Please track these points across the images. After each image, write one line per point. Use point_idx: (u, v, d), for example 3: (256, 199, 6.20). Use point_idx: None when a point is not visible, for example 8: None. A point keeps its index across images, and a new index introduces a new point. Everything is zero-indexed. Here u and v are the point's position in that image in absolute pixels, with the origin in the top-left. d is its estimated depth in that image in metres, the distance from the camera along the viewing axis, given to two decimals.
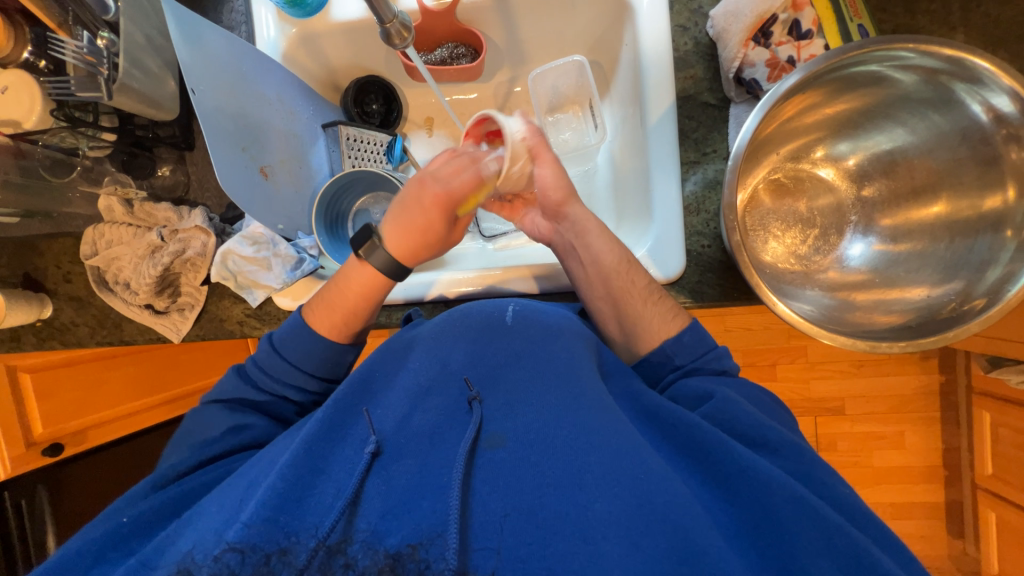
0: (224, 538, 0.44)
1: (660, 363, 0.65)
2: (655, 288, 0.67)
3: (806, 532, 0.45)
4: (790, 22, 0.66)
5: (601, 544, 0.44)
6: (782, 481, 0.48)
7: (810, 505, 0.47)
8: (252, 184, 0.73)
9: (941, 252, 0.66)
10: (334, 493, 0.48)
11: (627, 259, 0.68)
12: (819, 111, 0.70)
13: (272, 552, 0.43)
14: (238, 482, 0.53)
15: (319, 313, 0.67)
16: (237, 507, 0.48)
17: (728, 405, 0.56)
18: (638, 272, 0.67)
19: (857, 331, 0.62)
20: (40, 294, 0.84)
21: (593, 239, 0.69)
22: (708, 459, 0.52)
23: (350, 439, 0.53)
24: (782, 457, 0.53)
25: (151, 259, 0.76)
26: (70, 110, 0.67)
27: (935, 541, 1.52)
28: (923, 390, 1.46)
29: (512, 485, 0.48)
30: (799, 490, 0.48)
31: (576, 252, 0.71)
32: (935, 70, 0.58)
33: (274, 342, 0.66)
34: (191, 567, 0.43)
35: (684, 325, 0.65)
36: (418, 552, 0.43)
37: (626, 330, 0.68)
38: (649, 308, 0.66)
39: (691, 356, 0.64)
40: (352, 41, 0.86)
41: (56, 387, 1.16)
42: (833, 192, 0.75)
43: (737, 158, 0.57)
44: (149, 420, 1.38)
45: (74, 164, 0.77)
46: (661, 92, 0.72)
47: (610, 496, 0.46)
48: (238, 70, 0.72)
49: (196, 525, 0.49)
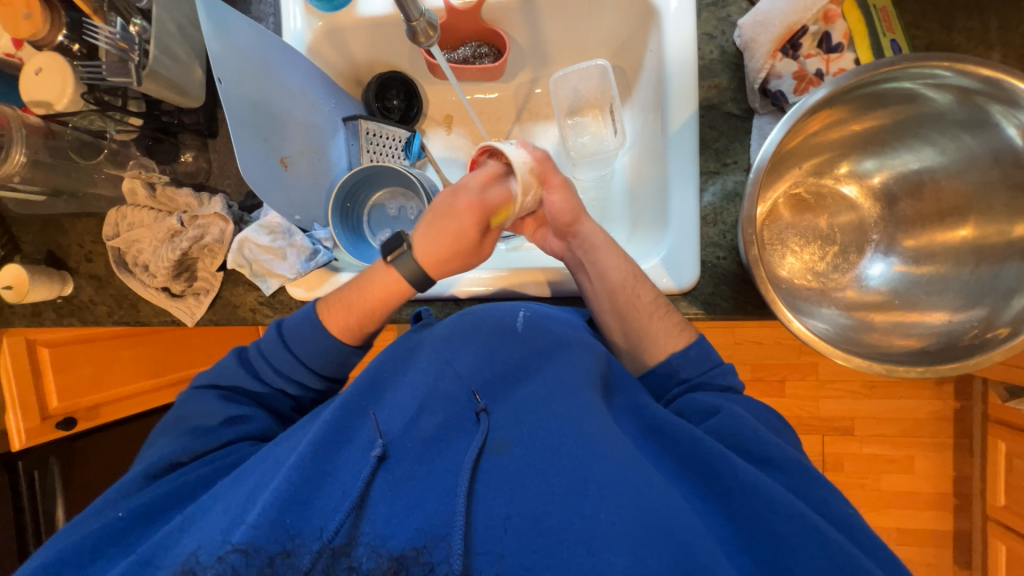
0: (230, 538, 0.45)
1: (668, 376, 0.64)
2: (662, 303, 0.67)
3: (808, 552, 0.45)
4: (820, 34, 0.65)
5: (603, 554, 0.44)
6: (785, 497, 0.48)
7: (814, 526, 0.46)
8: (271, 173, 0.74)
9: (965, 277, 0.64)
10: (340, 494, 0.49)
11: (635, 274, 0.67)
12: (844, 127, 0.68)
13: (277, 553, 0.44)
14: (244, 479, 0.53)
15: (334, 309, 0.66)
16: (246, 504, 0.49)
17: (733, 420, 0.56)
18: (645, 286, 0.67)
19: (873, 354, 0.61)
20: (63, 272, 0.86)
21: (602, 254, 0.68)
22: (713, 475, 0.51)
23: (355, 441, 0.53)
24: (788, 472, 0.52)
25: (170, 243, 0.77)
26: (100, 94, 0.70)
27: (941, 571, 1.48)
28: (936, 415, 1.43)
29: (516, 491, 0.48)
30: (804, 513, 0.47)
31: (586, 269, 0.70)
32: (969, 90, 0.57)
33: (283, 332, 0.67)
34: (197, 568, 0.44)
35: (690, 340, 0.65)
36: (423, 555, 0.44)
37: (632, 342, 0.68)
38: (655, 323, 0.65)
39: (697, 370, 0.64)
40: (377, 36, 0.87)
41: (72, 362, 1.18)
42: (855, 209, 0.73)
43: (759, 171, 0.57)
44: (161, 399, 1.42)
45: (101, 147, 0.80)
46: (684, 102, 0.71)
47: (614, 507, 0.46)
48: (263, 62, 0.73)
49: (204, 520, 0.50)
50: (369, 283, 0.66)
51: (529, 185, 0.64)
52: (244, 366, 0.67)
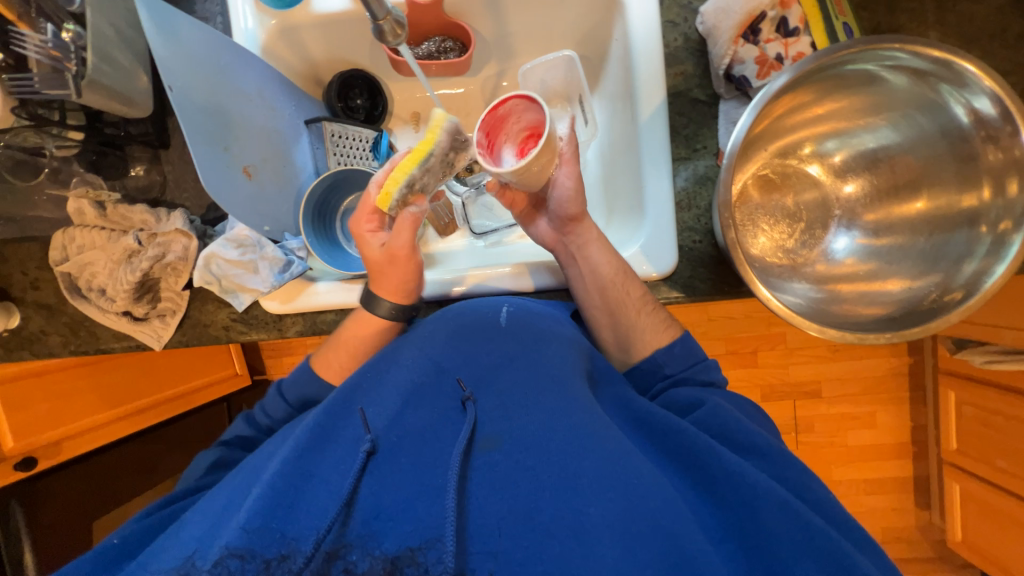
0: (222, 542, 0.44)
1: (654, 371, 0.67)
2: (648, 302, 0.68)
3: (792, 539, 0.47)
4: (778, 19, 0.67)
5: (595, 550, 0.44)
6: (769, 485, 0.50)
7: (798, 512, 0.49)
8: (234, 184, 0.70)
9: (920, 247, 0.68)
10: (327, 494, 0.48)
11: (624, 269, 0.68)
12: (807, 110, 0.71)
13: (272, 558, 0.43)
14: (222, 490, 0.52)
15: (323, 361, 0.69)
16: (222, 518, 0.47)
17: (718, 412, 0.59)
18: (634, 283, 0.68)
19: (845, 324, 0.64)
20: (6, 303, 0.79)
21: (593, 249, 0.69)
22: (699, 466, 0.54)
23: (340, 441, 0.52)
24: (758, 453, 0.56)
25: (127, 265, 0.73)
26: (33, 108, 0.64)
27: (905, 514, 1.61)
28: (892, 372, 1.54)
29: (507, 488, 0.48)
30: (786, 497, 0.49)
31: (576, 262, 0.71)
32: (923, 72, 0.60)
33: (281, 387, 0.69)
34: (192, 571, 0.43)
35: (675, 337, 0.68)
36: (417, 555, 0.44)
37: (620, 338, 0.70)
38: (642, 318, 0.68)
39: (680, 366, 0.67)
40: (334, 34, 0.83)
41: (25, 399, 1.03)
42: (819, 187, 0.77)
43: (731, 156, 0.58)
44: (114, 434, 1.21)
45: (40, 165, 0.73)
46: (652, 89, 0.73)
47: (603, 502, 0.47)
48: (216, 65, 0.69)
49: (178, 538, 0.48)
50: (352, 330, 0.68)
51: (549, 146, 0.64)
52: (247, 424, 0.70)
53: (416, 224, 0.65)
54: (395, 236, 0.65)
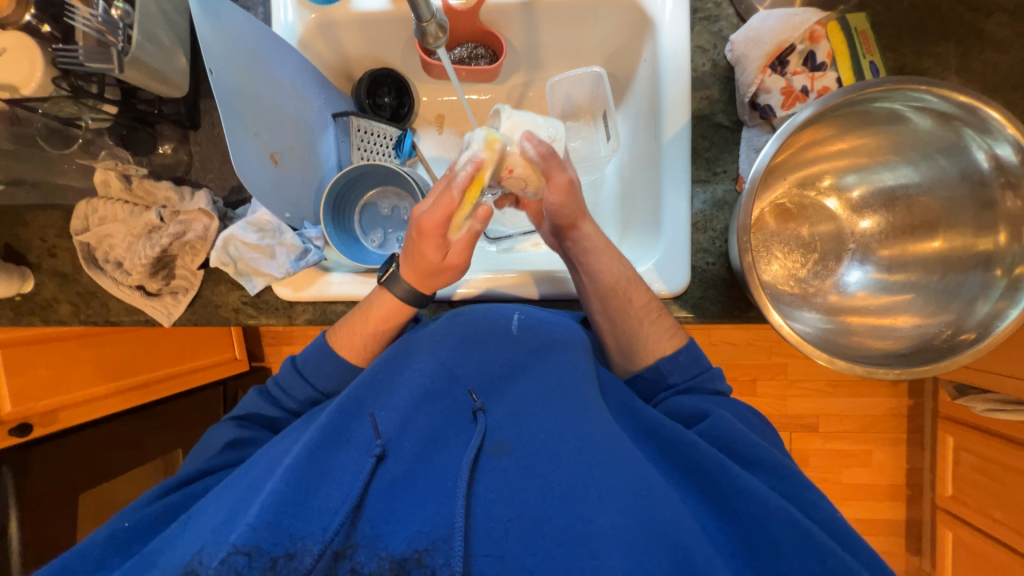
0: (229, 540, 0.43)
1: (658, 380, 0.67)
2: (655, 307, 0.68)
3: (802, 558, 0.47)
4: (806, 53, 0.68)
5: (604, 557, 0.44)
6: (778, 502, 0.50)
7: (809, 532, 0.48)
8: (261, 170, 0.71)
9: (933, 284, 0.69)
10: (339, 495, 0.48)
11: (627, 276, 0.68)
12: (829, 144, 0.73)
13: (279, 556, 0.43)
14: (236, 482, 0.53)
15: (342, 338, 0.68)
16: (237, 509, 0.48)
17: (723, 424, 0.58)
18: (638, 290, 0.68)
19: (855, 357, 0.65)
20: (22, 268, 0.80)
21: (593, 258, 0.68)
22: (708, 480, 0.54)
23: (352, 442, 0.52)
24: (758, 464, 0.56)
25: (148, 239, 0.74)
26: (74, 80, 0.65)
27: (895, 557, 1.59)
28: (892, 412, 1.53)
29: (516, 495, 0.48)
30: (796, 514, 0.49)
31: (578, 271, 0.71)
32: (948, 115, 0.61)
33: (299, 365, 0.68)
34: (199, 568, 0.42)
35: (680, 345, 0.67)
36: (424, 558, 0.44)
37: (622, 345, 0.69)
38: (646, 326, 0.67)
39: (685, 375, 0.66)
40: (369, 32, 0.85)
41: (26, 364, 1.03)
42: (834, 220, 0.77)
43: (753, 183, 0.59)
44: (109, 408, 1.19)
45: (73, 136, 0.75)
46: (678, 110, 0.74)
47: (614, 511, 0.47)
48: (254, 52, 0.71)
49: (188, 532, 0.49)
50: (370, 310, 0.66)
51: (529, 180, 0.67)
52: (263, 396, 0.70)
53: (452, 207, 0.56)
54: (452, 250, 0.61)
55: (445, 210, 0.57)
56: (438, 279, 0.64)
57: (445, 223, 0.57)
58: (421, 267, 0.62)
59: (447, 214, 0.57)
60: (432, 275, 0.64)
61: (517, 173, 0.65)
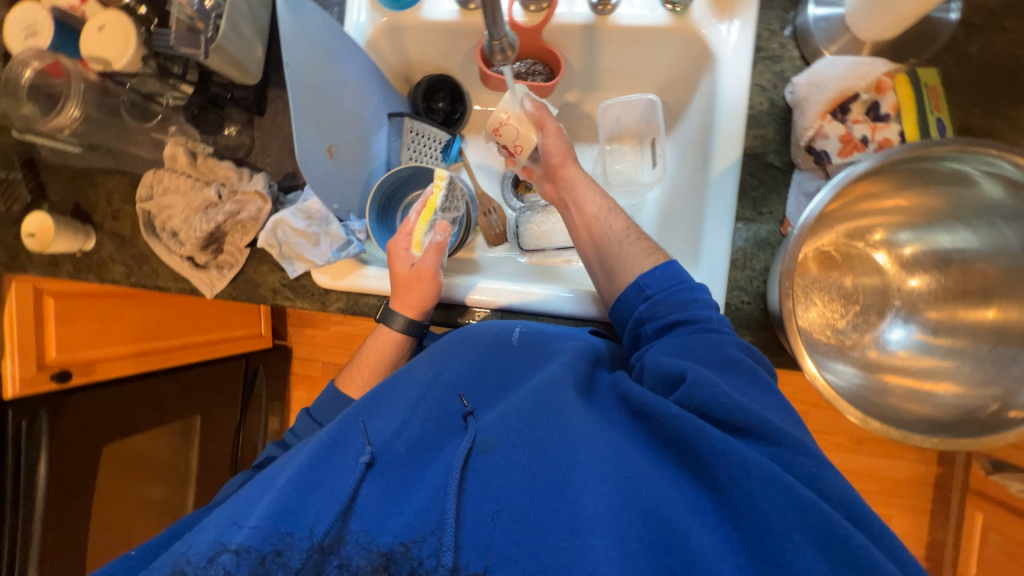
0: (223, 541, 0.46)
1: (637, 295, 0.67)
2: (633, 232, 0.74)
3: (786, 518, 0.43)
4: (870, 103, 0.68)
5: (588, 538, 0.43)
6: (759, 459, 0.46)
7: (794, 489, 0.44)
8: (319, 161, 0.74)
9: (983, 354, 0.66)
10: (331, 498, 0.49)
11: (609, 209, 0.77)
12: (884, 198, 0.71)
13: (268, 553, 0.44)
14: (240, 496, 0.55)
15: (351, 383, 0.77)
16: (238, 514, 0.50)
17: (700, 386, 0.52)
18: (618, 219, 0.76)
19: (890, 418, 0.63)
20: (87, 226, 0.86)
21: (581, 192, 0.79)
22: (690, 450, 0.49)
23: (346, 450, 0.54)
24: (770, 438, 0.49)
25: (204, 214, 0.78)
26: (162, 61, 0.70)
27: None
28: (916, 477, 1.46)
29: (501, 486, 0.48)
30: (777, 470, 0.45)
31: (569, 207, 0.80)
32: (1019, 183, 0.59)
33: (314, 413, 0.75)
34: (187, 568, 0.44)
35: (659, 261, 0.69)
36: (411, 550, 0.43)
37: (607, 271, 0.74)
38: (626, 247, 0.72)
39: (663, 286, 0.66)
40: (434, 40, 0.88)
41: (73, 314, 1.10)
42: (880, 274, 0.75)
43: (803, 229, 0.59)
44: (138, 368, 1.22)
45: (152, 111, 0.80)
46: (730, 146, 0.74)
47: (598, 494, 0.46)
48: (326, 49, 0.74)
49: (190, 540, 0.50)
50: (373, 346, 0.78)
51: (524, 130, 0.79)
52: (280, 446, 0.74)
53: (408, 224, 0.74)
54: (421, 260, 0.73)
55: (407, 229, 0.75)
56: (419, 294, 0.73)
57: (404, 238, 0.75)
58: (402, 285, 0.74)
59: (405, 230, 0.75)
60: (413, 288, 0.73)
61: (513, 122, 0.78)
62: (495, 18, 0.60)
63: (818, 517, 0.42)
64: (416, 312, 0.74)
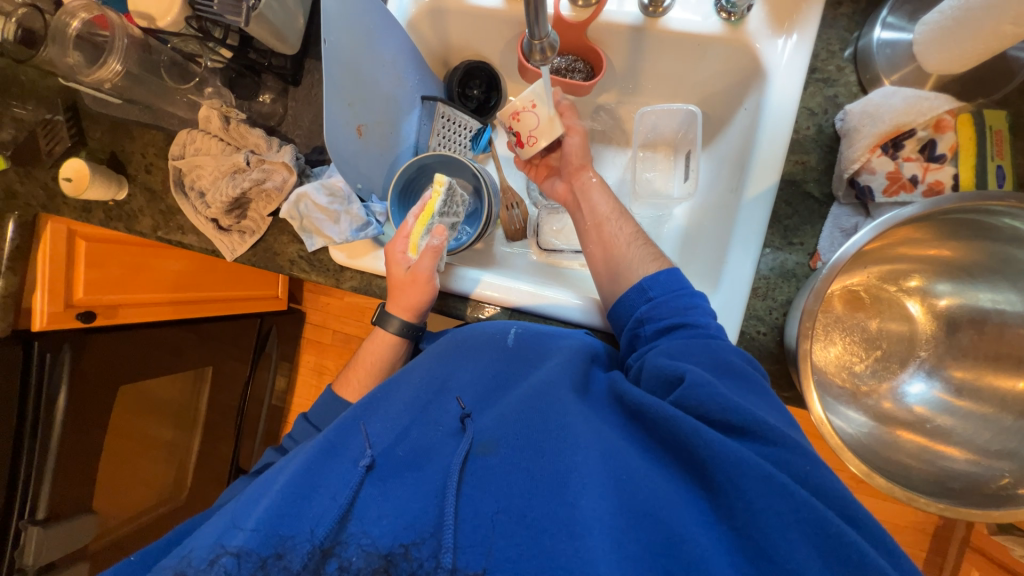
0: (223, 543, 0.45)
1: (639, 296, 0.67)
2: (640, 237, 0.75)
3: (777, 513, 0.42)
4: (926, 141, 0.64)
5: (588, 538, 0.41)
6: (752, 455, 0.44)
7: (784, 484, 0.43)
8: (347, 140, 0.74)
9: (1006, 424, 0.62)
10: (330, 498, 0.49)
11: (619, 212, 0.78)
12: (926, 246, 0.68)
13: (269, 555, 0.44)
14: (240, 501, 0.54)
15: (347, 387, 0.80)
16: (238, 515, 0.49)
17: (698, 387, 0.51)
18: (626, 222, 0.77)
19: (895, 475, 0.61)
20: (121, 176, 0.88)
21: (594, 194, 0.81)
22: (685, 450, 0.48)
23: (344, 454, 0.55)
24: (767, 440, 0.47)
25: (232, 179, 0.79)
26: (202, 22, 0.69)
27: None
28: (915, 525, 1.42)
29: (500, 490, 0.47)
30: (771, 469, 0.44)
31: (580, 206, 0.82)
32: None
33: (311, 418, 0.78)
34: (188, 570, 0.44)
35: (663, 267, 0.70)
36: (411, 551, 0.43)
37: (612, 269, 0.73)
38: (631, 249, 0.73)
39: (666, 289, 0.66)
40: (475, 25, 0.86)
41: (102, 261, 1.13)
42: (909, 322, 0.72)
43: (834, 267, 0.57)
44: (158, 315, 1.26)
45: (191, 72, 0.82)
46: (768, 170, 0.70)
47: (598, 494, 0.44)
48: (366, 27, 0.73)
49: (189, 544, 0.49)
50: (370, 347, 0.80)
51: (543, 127, 0.78)
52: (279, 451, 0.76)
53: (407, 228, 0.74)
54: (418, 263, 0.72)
55: (406, 231, 0.74)
56: (416, 296, 0.74)
57: (403, 240, 0.74)
58: (401, 286, 0.74)
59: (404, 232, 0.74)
60: (411, 290, 0.74)
61: (535, 111, 0.77)
62: (539, 19, 0.59)
63: (819, 519, 0.41)
64: (412, 313, 0.75)
